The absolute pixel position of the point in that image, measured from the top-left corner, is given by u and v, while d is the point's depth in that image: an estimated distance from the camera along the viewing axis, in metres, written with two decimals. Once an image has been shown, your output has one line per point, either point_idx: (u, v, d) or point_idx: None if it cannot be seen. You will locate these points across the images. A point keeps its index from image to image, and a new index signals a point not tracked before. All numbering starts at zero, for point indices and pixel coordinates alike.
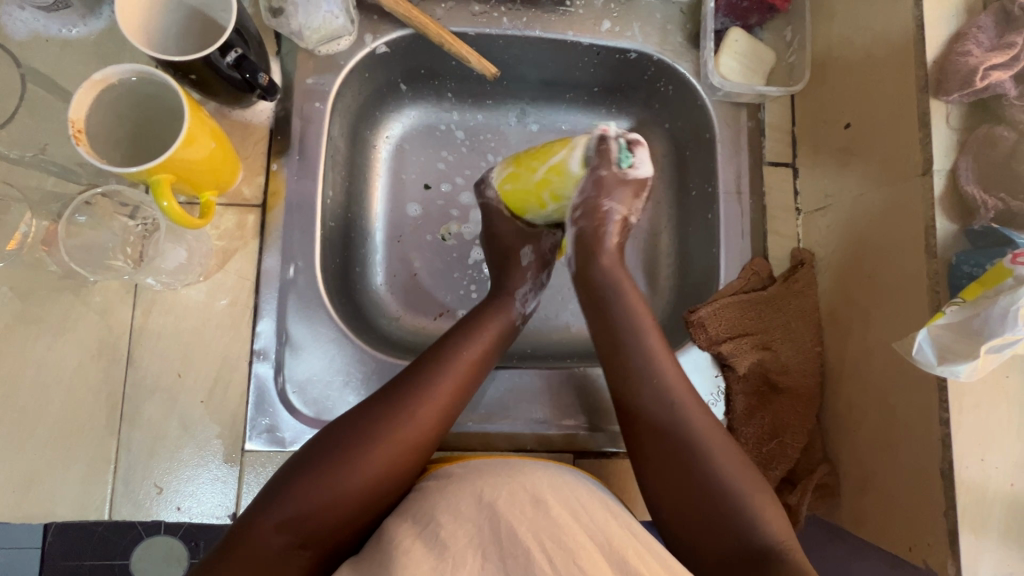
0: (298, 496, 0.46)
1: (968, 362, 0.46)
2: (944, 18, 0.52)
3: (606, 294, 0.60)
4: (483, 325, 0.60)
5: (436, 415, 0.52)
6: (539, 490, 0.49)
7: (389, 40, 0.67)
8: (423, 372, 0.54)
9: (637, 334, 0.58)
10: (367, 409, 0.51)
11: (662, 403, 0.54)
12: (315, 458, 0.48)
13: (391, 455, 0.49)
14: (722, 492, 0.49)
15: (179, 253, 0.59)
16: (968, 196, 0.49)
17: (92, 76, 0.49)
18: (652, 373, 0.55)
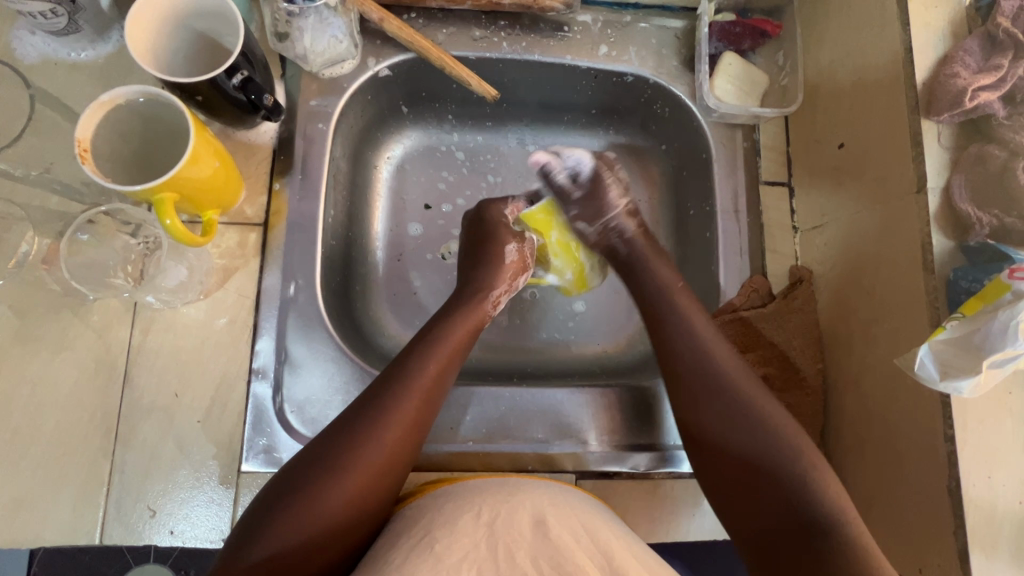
0: (274, 535, 0.44)
1: (970, 378, 0.46)
2: (931, 42, 0.54)
3: (637, 267, 0.64)
4: (456, 325, 0.60)
5: (403, 437, 0.51)
6: (540, 510, 0.48)
7: (391, 63, 0.68)
8: (386, 392, 0.52)
9: (678, 310, 0.60)
10: (337, 430, 0.50)
11: (706, 373, 0.56)
12: (291, 485, 0.47)
13: (364, 480, 0.48)
14: (774, 461, 0.50)
15: (180, 271, 0.60)
16: (962, 213, 0.50)
17: (99, 97, 0.49)
18: (694, 343, 0.57)
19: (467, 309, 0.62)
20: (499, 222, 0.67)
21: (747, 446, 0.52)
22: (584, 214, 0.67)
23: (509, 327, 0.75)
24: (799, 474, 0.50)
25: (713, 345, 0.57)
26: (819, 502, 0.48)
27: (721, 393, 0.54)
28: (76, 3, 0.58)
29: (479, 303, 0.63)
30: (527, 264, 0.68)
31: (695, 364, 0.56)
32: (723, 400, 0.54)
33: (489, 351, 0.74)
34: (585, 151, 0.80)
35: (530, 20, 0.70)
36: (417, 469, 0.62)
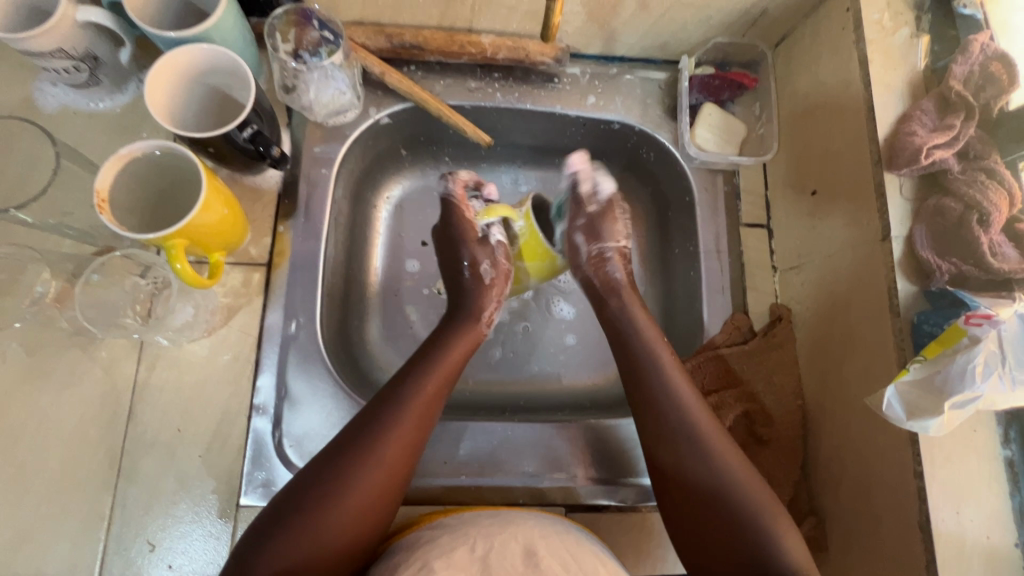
0: (278, 553, 0.46)
1: (935, 417, 0.48)
2: (891, 102, 0.59)
3: (616, 318, 0.65)
4: (451, 350, 0.62)
5: (402, 454, 0.54)
6: (531, 541, 0.50)
7: (391, 112, 0.73)
8: (386, 412, 0.55)
9: (661, 372, 0.60)
10: (337, 452, 0.52)
11: (689, 441, 0.55)
12: (291, 507, 0.49)
13: (367, 497, 0.51)
14: (752, 531, 0.50)
15: (187, 311, 0.63)
16: (923, 260, 0.53)
17: (118, 151, 0.52)
18: (678, 406, 0.57)
19: (461, 333, 0.64)
20: (477, 240, 0.68)
21: (729, 517, 0.52)
22: (586, 231, 0.69)
23: (501, 360, 0.78)
24: (775, 544, 0.50)
25: (695, 410, 0.57)
26: (780, 557, 0.49)
27: (692, 445, 0.55)
28: (98, 60, 0.61)
29: (470, 327, 0.65)
30: (507, 275, 0.69)
31: (679, 425, 0.56)
32: (706, 468, 0.54)
33: (482, 385, 0.76)
34: None
35: (522, 73, 0.75)
36: (411, 502, 0.63)
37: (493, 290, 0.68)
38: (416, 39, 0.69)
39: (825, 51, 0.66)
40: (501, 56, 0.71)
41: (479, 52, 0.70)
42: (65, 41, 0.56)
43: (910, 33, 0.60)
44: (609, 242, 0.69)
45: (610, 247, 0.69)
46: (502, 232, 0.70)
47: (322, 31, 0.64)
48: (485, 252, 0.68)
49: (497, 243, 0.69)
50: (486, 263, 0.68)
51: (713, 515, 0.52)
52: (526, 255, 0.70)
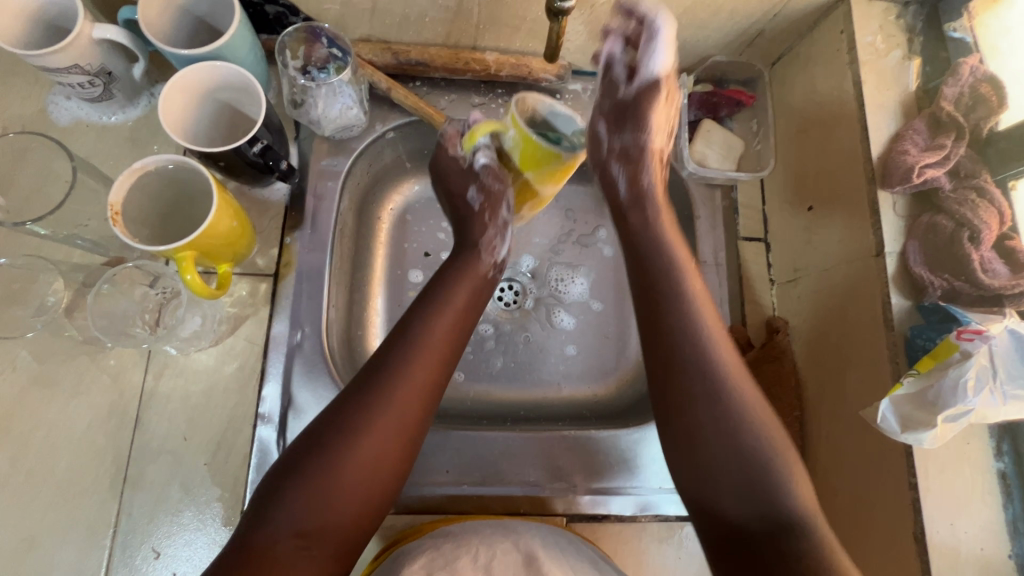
0: (296, 499, 0.48)
1: (928, 430, 0.50)
2: (884, 121, 0.60)
3: (640, 239, 0.60)
4: (454, 293, 0.61)
5: (416, 397, 0.54)
6: (531, 547, 0.54)
7: (397, 126, 0.74)
8: (397, 356, 0.55)
9: (685, 321, 0.54)
10: (344, 404, 0.53)
11: (709, 398, 0.51)
12: (301, 460, 0.50)
13: (380, 440, 0.52)
14: (761, 482, 0.48)
15: (195, 321, 0.64)
16: (917, 276, 0.55)
17: (132, 165, 0.54)
18: (698, 347, 0.53)
19: (463, 275, 0.63)
20: (460, 169, 0.67)
21: (739, 469, 0.49)
22: (612, 116, 0.61)
23: (502, 371, 0.79)
24: (782, 485, 0.48)
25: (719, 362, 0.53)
26: (788, 500, 0.48)
27: (707, 382, 0.52)
28: (112, 76, 0.63)
29: (475, 258, 0.65)
30: (498, 196, 0.65)
31: (698, 374, 0.52)
32: (719, 418, 0.50)
33: (482, 395, 0.77)
34: (577, 204, 0.86)
35: (525, 88, 0.76)
36: (412, 512, 0.64)
37: (489, 216, 0.66)
38: (421, 57, 0.71)
39: (821, 70, 0.67)
40: (504, 73, 0.72)
41: (483, 69, 0.72)
42: (81, 57, 0.57)
43: (902, 55, 0.62)
44: (638, 128, 0.61)
45: (651, 141, 0.62)
46: (492, 149, 0.62)
47: (331, 48, 0.67)
48: (475, 176, 0.65)
49: (483, 163, 0.64)
50: (475, 186, 0.66)
51: (722, 468, 0.50)
52: (522, 165, 0.59)
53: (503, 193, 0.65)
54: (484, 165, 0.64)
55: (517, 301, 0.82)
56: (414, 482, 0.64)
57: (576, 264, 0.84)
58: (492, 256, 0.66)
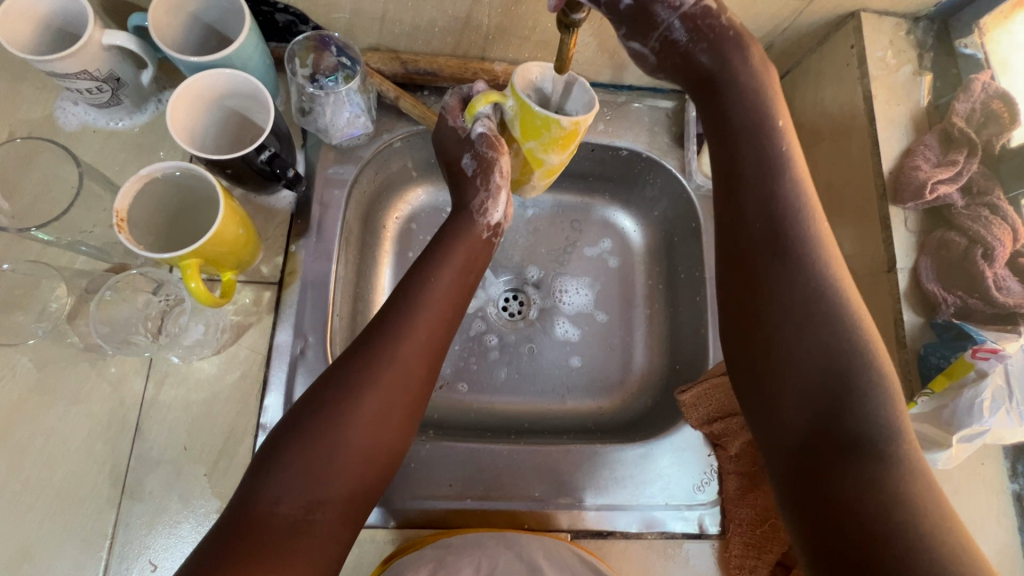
0: (297, 462, 0.47)
1: (943, 451, 0.50)
2: (895, 136, 0.60)
3: (727, 105, 0.51)
4: (453, 253, 0.61)
5: (415, 357, 0.54)
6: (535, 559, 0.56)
7: (405, 135, 0.74)
8: (395, 318, 0.55)
9: (789, 219, 0.47)
10: (344, 365, 0.52)
11: (800, 288, 0.45)
12: (304, 421, 0.49)
13: (380, 401, 0.51)
14: (839, 387, 0.42)
15: (198, 329, 0.63)
16: (929, 293, 0.54)
17: (139, 171, 0.54)
18: (788, 216, 0.47)
19: (462, 234, 0.62)
20: (457, 138, 0.63)
21: (819, 371, 0.43)
22: (631, 28, 0.50)
23: (506, 382, 0.78)
24: (865, 396, 0.42)
25: (822, 262, 0.46)
26: (874, 410, 0.41)
27: (797, 268, 0.46)
28: (121, 82, 0.62)
29: (469, 223, 0.63)
30: (491, 163, 0.60)
31: (790, 274, 0.46)
32: (811, 317, 0.44)
33: (485, 407, 0.76)
34: (582, 214, 0.86)
35: None
36: (413, 526, 0.63)
37: (482, 180, 0.61)
38: (430, 66, 0.71)
39: (831, 84, 0.67)
40: None
41: (491, 78, 0.71)
42: (90, 62, 0.57)
43: (912, 71, 0.62)
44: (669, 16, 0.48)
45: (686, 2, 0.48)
46: (491, 120, 0.59)
47: (339, 57, 0.67)
48: (469, 144, 0.61)
49: (479, 133, 0.59)
50: (469, 154, 0.62)
51: (796, 372, 0.44)
52: (522, 135, 0.57)
53: (503, 153, 0.60)
54: (478, 134, 0.59)
55: (521, 311, 0.82)
56: (417, 495, 0.63)
57: (580, 274, 0.83)
58: (487, 223, 0.64)
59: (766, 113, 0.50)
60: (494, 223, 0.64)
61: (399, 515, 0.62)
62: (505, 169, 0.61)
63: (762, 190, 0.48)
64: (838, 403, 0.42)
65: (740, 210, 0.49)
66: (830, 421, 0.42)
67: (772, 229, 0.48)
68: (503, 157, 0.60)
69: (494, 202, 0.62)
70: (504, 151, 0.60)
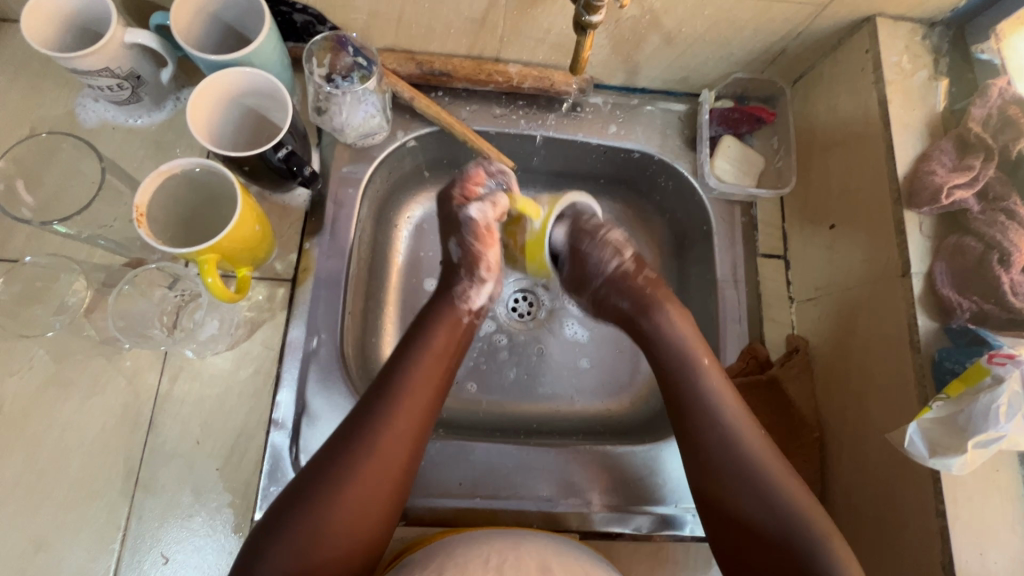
0: (284, 550, 0.48)
1: (958, 456, 0.49)
2: (910, 141, 0.60)
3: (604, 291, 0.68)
4: (433, 337, 0.62)
5: (401, 446, 0.55)
6: (545, 559, 0.54)
7: (418, 135, 0.75)
8: (380, 405, 0.56)
9: (701, 387, 0.60)
10: (336, 444, 0.54)
11: (727, 451, 0.57)
12: (292, 505, 0.50)
13: (364, 487, 0.52)
14: (788, 530, 0.52)
15: (213, 325, 0.64)
16: (944, 298, 0.54)
17: (159, 167, 0.54)
18: (695, 388, 0.60)
19: (449, 321, 0.64)
20: (447, 220, 0.67)
21: (775, 535, 0.53)
22: (572, 229, 0.69)
23: (515, 383, 0.78)
24: (815, 550, 0.51)
25: (736, 426, 0.58)
26: (825, 563, 0.50)
27: (710, 424, 0.58)
28: (141, 80, 0.63)
29: (452, 308, 0.64)
30: (476, 257, 0.66)
31: (714, 443, 0.57)
32: (747, 473, 0.55)
33: (494, 408, 0.76)
34: None
35: (546, 101, 0.77)
36: (423, 524, 0.63)
37: (466, 271, 0.66)
38: (445, 67, 0.72)
39: (844, 89, 0.67)
40: (526, 85, 0.73)
41: (505, 80, 0.73)
42: (112, 60, 0.58)
43: (928, 76, 0.62)
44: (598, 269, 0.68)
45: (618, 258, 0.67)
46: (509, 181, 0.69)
47: (356, 57, 0.67)
48: (455, 231, 0.66)
49: (469, 219, 0.65)
50: (455, 243, 0.66)
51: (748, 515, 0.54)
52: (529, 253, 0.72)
53: (493, 245, 0.66)
54: (466, 220, 0.65)
55: (531, 312, 0.82)
56: (427, 493, 0.63)
57: None
58: (469, 307, 0.65)
59: (639, 286, 0.66)
60: (476, 307, 0.66)
61: (409, 514, 0.63)
62: (490, 262, 0.66)
63: (670, 368, 0.62)
64: (794, 547, 0.52)
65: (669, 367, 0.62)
66: (798, 562, 0.51)
67: (679, 396, 0.60)
68: (488, 250, 0.66)
69: (477, 287, 0.66)
70: (490, 245, 0.66)
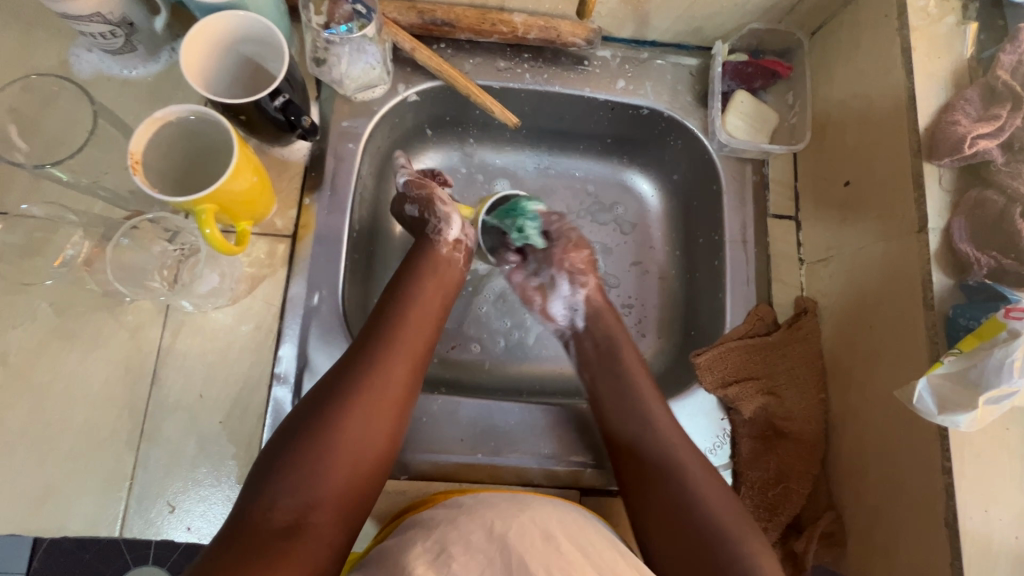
0: (290, 473, 0.48)
1: (967, 412, 0.48)
2: (934, 91, 0.57)
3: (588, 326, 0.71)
4: (426, 280, 0.63)
5: (399, 372, 0.56)
6: (550, 526, 0.51)
7: (420, 90, 0.72)
8: (376, 333, 0.57)
9: (641, 405, 0.63)
10: (332, 376, 0.54)
11: (664, 453, 0.58)
12: (293, 435, 0.50)
13: (367, 409, 0.52)
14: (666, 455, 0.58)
15: (212, 279, 0.63)
16: (962, 254, 0.52)
17: (153, 114, 0.53)
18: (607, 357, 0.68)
19: (433, 264, 0.65)
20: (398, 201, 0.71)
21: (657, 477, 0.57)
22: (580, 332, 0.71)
23: (519, 343, 0.77)
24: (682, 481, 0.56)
25: (671, 441, 0.59)
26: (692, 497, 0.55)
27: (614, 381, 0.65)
28: (134, 27, 0.62)
29: (432, 251, 0.66)
30: (429, 195, 0.67)
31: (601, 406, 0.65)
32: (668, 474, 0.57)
33: (497, 369, 0.76)
34: (599, 179, 0.84)
35: (552, 54, 0.74)
36: (425, 479, 0.63)
37: (429, 215, 0.67)
38: (447, 17, 0.69)
39: (866, 38, 0.64)
40: (531, 36, 0.70)
41: (510, 30, 0.70)
42: (103, 4, 0.56)
43: (956, 21, 0.59)
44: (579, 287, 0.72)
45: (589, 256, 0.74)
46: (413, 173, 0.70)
47: (355, 5, 0.63)
48: (404, 198, 0.69)
49: (404, 183, 0.69)
50: (409, 204, 0.69)
51: (683, 518, 0.54)
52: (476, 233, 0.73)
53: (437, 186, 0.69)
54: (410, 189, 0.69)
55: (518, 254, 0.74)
56: (429, 449, 0.63)
57: (593, 240, 0.82)
58: (445, 241, 0.67)
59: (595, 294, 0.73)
60: (453, 239, 0.68)
61: (410, 469, 0.63)
62: (449, 198, 0.69)
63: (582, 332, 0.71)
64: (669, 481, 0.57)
65: (605, 379, 0.66)
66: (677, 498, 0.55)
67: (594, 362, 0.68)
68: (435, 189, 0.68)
69: (443, 221, 0.67)
70: (434, 185, 0.68)
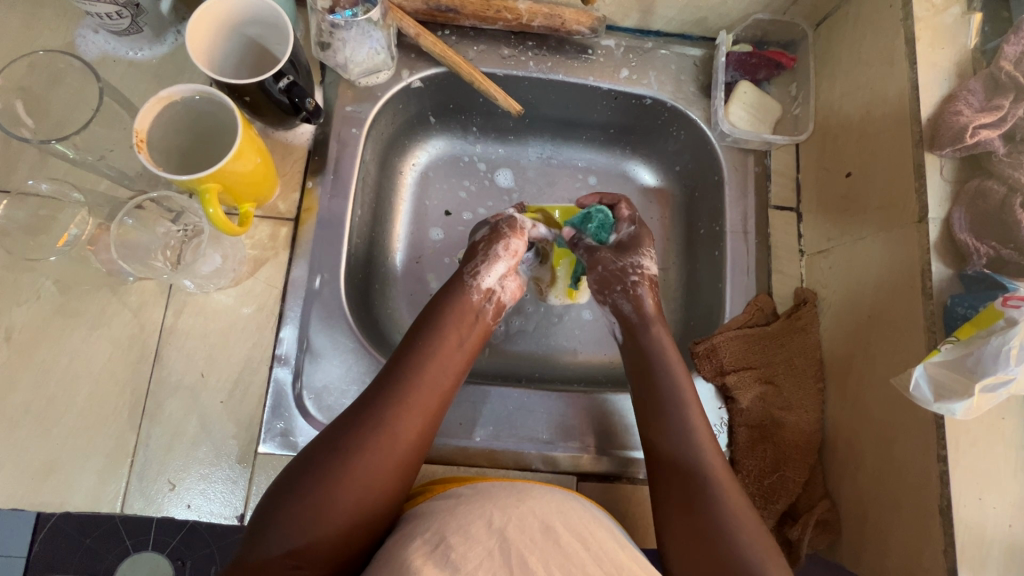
0: (289, 520, 0.47)
1: (963, 400, 0.48)
2: (936, 82, 0.57)
3: (636, 330, 0.64)
4: (447, 322, 0.61)
5: (412, 426, 0.53)
6: (549, 518, 0.50)
7: (424, 76, 0.72)
8: (395, 381, 0.55)
9: (680, 406, 0.58)
10: (346, 424, 0.52)
11: (687, 458, 0.55)
12: (299, 479, 0.49)
13: (375, 462, 0.50)
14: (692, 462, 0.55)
15: (215, 259, 0.63)
16: (962, 243, 0.52)
17: (159, 93, 0.53)
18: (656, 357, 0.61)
19: (461, 312, 0.63)
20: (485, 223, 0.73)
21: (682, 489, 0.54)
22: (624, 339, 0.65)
23: (519, 331, 0.78)
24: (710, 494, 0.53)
25: (707, 454, 0.55)
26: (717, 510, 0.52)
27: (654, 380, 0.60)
28: (140, 8, 0.62)
29: (465, 294, 0.64)
30: (499, 236, 0.67)
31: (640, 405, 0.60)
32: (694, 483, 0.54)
33: (497, 356, 0.76)
34: (601, 169, 0.84)
35: (556, 42, 0.74)
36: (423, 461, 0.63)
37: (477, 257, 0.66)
38: (452, 3, 0.69)
39: (870, 28, 0.64)
40: (536, 23, 0.70)
41: (515, 17, 0.70)
42: None
43: (961, 11, 0.58)
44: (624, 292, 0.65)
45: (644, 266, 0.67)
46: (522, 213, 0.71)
47: None
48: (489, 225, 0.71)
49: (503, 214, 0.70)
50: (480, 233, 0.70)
51: (698, 521, 0.52)
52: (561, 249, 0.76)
53: (521, 236, 0.69)
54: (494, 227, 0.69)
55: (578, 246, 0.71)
56: None
57: None
58: (479, 288, 0.65)
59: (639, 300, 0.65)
60: (486, 287, 0.65)
61: None
62: (516, 249, 0.67)
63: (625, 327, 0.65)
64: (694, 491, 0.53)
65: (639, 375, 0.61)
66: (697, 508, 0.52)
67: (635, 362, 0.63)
68: (517, 237, 0.68)
69: (486, 267, 0.65)
70: (518, 235, 0.68)
